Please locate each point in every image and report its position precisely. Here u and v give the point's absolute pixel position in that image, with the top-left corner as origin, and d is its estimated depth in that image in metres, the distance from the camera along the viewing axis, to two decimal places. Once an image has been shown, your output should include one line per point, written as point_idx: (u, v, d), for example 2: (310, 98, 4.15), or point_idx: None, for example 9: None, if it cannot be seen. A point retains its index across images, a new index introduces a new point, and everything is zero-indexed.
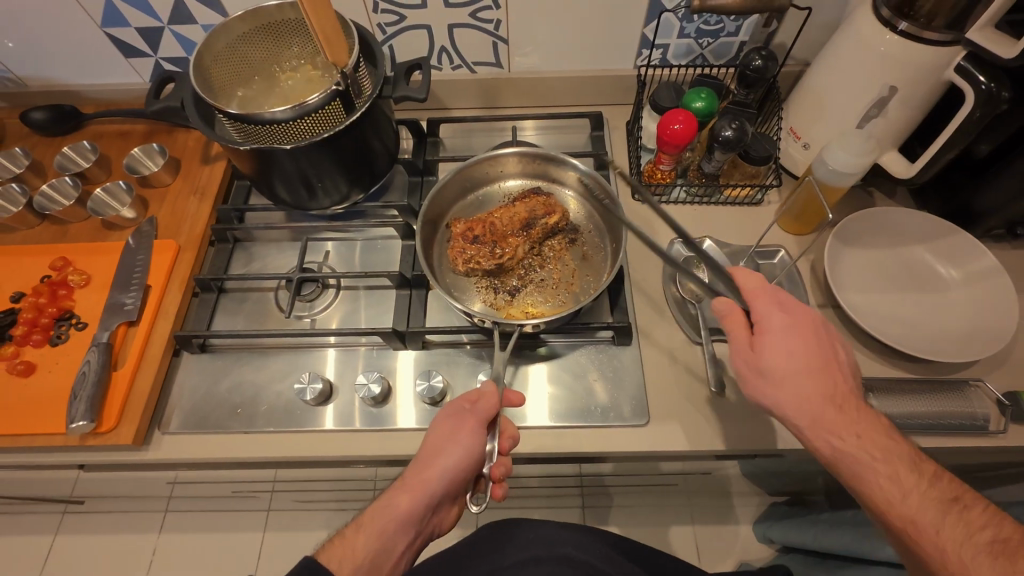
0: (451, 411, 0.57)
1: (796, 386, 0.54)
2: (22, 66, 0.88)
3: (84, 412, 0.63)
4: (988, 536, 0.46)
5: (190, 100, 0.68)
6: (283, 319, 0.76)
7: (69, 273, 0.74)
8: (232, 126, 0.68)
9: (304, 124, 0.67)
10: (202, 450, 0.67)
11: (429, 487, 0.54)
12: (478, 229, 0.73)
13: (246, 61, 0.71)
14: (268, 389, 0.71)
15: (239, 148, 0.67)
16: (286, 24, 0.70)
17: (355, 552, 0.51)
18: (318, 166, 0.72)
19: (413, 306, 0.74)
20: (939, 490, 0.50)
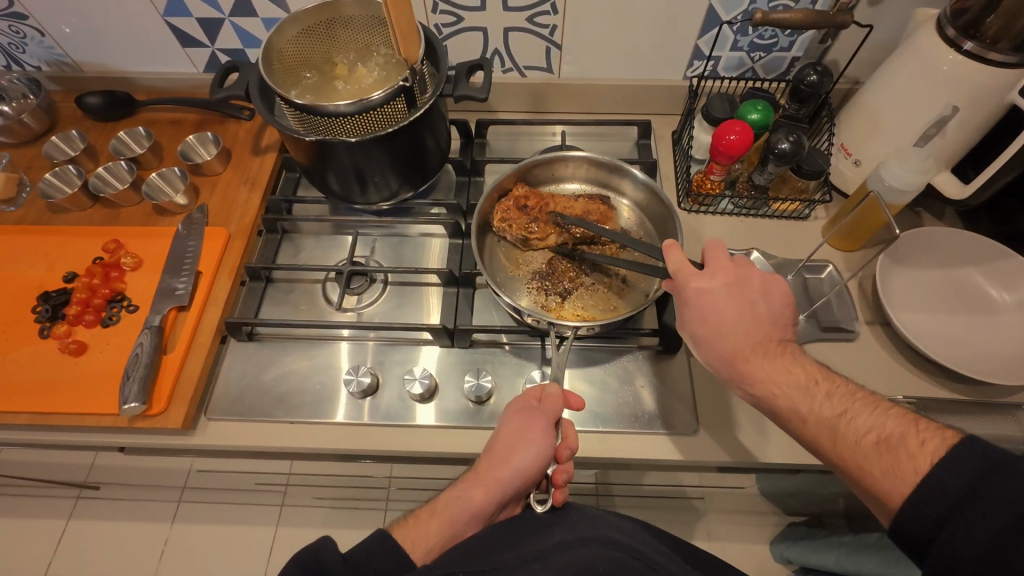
0: (524, 411, 0.60)
1: (710, 339, 0.57)
2: (80, 51, 0.90)
3: (135, 394, 0.63)
4: (872, 438, 0.47)
5: (254, 89, 0.69)
6: (329, 311, 0.76)
7: (123, 255, 0.75)
8: (295, 116, 0.68)
9: (366, 119, 0.68)
10: (246, 437, 0.67)
11: (501, 484, 0.56)
12: (533, 200, 0.75)
13: (316, 47, 0.74)
14: (313, 379, 0.71)
15: (301, 138, 0.68)
16: (366, 19, 0.72)
17: (427, 536, 0.54)
18: (373, 161, 0.73)
19: (461, 304, 0.74)
20: (834, 406, 0.50)
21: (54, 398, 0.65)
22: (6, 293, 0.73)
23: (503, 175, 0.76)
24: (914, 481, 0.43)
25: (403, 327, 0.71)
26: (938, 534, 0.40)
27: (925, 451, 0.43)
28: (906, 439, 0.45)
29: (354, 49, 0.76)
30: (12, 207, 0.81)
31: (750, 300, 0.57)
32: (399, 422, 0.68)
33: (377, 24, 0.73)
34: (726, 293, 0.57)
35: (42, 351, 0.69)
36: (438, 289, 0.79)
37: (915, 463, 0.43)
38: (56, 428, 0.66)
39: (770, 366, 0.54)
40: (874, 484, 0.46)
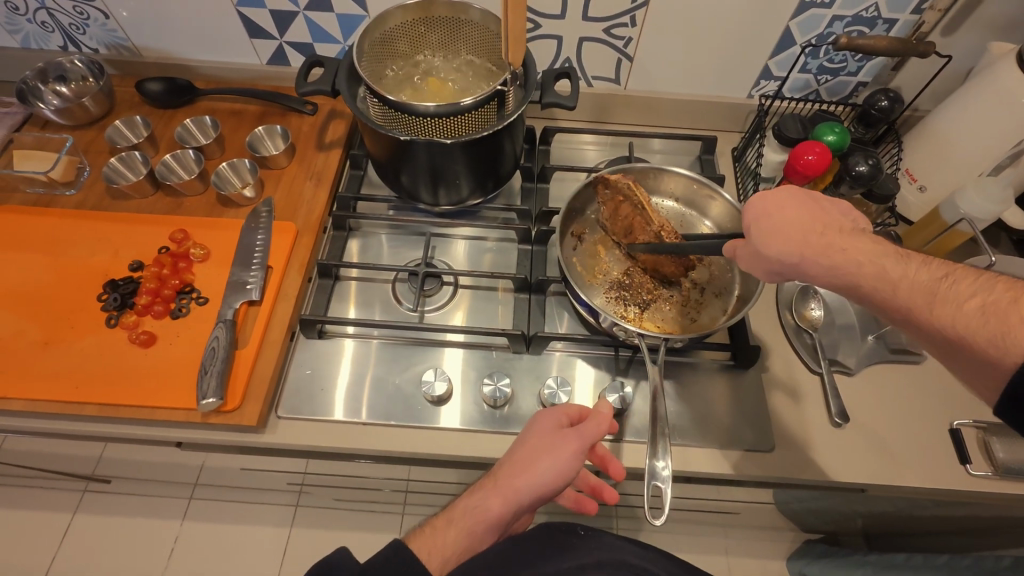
0: (553, 428, 0.57)
1: (780, 229, 0.53)
2: (143, 36, 0.88)
3: (213, 390, 0.62)
4: (977, 302, 0.44)
5: (343, 80, 0.69)
6: (402, 312, 0.75)
7: (191, 246, 0.73)
8: (383, 113, 0.69)
9: (455, 122, 0.68)
10: (318, 438, 0.66)
11: (521, 494, 0.53)
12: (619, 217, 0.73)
13: (403, 46, 0.73)
14: (387, 380, 0.69)
15: (389, 135, 0.68)
16: (454, 21, 0.71)
17: (443, 548, 0.52)
18: (452, 162, 0.73)
19: (534, 311, 0.73)
20: (912, 284, 0.47)
21: (125, 389, 0.63)
22: (69, 279, 0.71)
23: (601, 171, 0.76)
24: None
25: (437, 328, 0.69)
26: None
27: None
28: (1018, 302, 0.42)
29: (439, 52, 0.75)
30: (74, 191, 0.79)
31: (822, 207, 0.55)
32: (472, 427, 0.67)
33: (464, 25, 0.71)
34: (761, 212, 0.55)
35: (110, 340, 0.67)
36: (474, 291, 0.78)
37: None
38: (125, 421, 0.64)
39: (827, 260, 0.51)
40: (976, 358, 0.43)
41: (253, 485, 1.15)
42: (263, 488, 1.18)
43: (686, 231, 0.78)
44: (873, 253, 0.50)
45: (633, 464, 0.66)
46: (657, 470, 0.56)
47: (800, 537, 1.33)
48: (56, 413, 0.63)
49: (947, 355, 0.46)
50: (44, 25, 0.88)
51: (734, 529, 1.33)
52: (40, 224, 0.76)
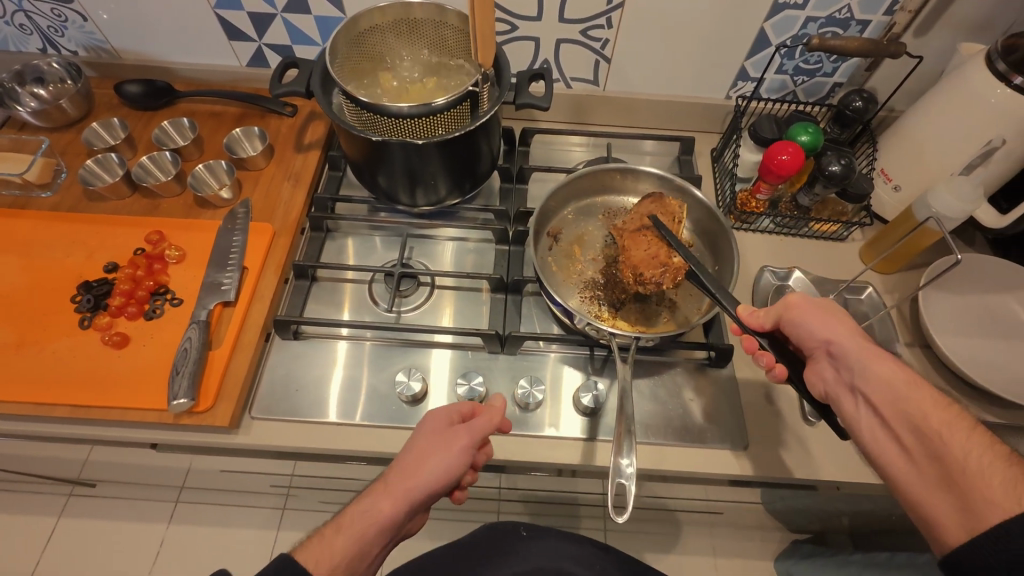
0: (445, 427, 0.56)
1: (831, 326, 0.58)
2: (122, 38, 0.89)
3: (184, 390, 0.61)
4: (994, 459, 0.45)
5: (317, 81, 0.69)
6: (377, 311, 0.75)
7: (166, 247, 0.73)
8: (355, 112, 0.69)
9: (428, 123, 0.68)
10: (289, 438, 0.65)
11: (414, 492, 0.52)
12: (636, 224, 0.70)
13: (379, 47, 0.74)
14: (359, 381, 0.69)
15: (361, 136, 0.68)
16: (432, 23, 0.71)
17: (332, 555, 0.49)
18: (427, 163, 0.73)
19: (510, 310, 0.74)
20: (948, 415, 0.50)
21: (96, 391, 0.63)
22: (44, 280, 0.71)
23: (593, 174, 0.78)
24: None
25: (410, 328, 0.69)
26: None
27: None
28: None
29: (416, 53, 0.76)
30: (51, 193, 0.79)
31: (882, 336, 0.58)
32: None
33: (442, 27, 0.72)
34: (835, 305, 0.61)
35: (83, 342, 0.66)
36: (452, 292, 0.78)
37: None
38: (97, 423, 0.64)
39: (881, 362, 0.55)
40: (970, 501, 0.45)
41: (238, 489, 1.15)
42: (249, 491, 1.18)
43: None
44: (916, 386, 0.53)
45: (607, 463, 0.66)
46: (621, 468, 0.56)
47: (787, 537, 1.33)
48: (27, 416, 0.63)
49: (944, 491, 0.47)
50: (22, 28, 0.88)
51: (721, 528, 1.33)
52: (14, 226, 0.75)
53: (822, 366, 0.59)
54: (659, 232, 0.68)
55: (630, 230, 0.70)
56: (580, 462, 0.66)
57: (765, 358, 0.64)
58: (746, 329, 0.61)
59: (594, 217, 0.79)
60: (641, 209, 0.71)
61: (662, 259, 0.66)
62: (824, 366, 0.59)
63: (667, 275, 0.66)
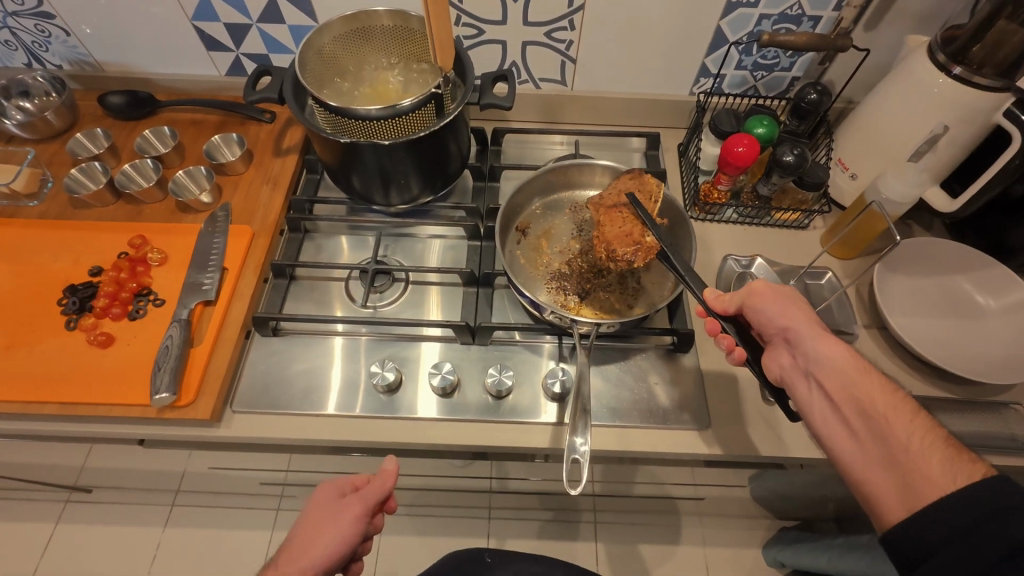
0: (334, 500, 0.59)
1: (785, 310, 0.59)
2: (104, 51, 0.92)
3: (166, 385, 0.64)
4: (931, 440, 0.47)
5: (288, 87, 0.72)
6: (354, 307, 0.78)
7: (149, 250, 0.76)
8: (325, 116, 0.72)
9: (394, 125, 0.71)
10: (268, 430, 0.68)
11: (311, 568, 0.53)
12: (611, 202, 0.71)
13: (350, 53, 0.77)
14: (336, 373, 0.72)
15: (331, 139, 0.71)
16: (399, 28, 0.74)
17: None
18: (397, 164, 0.76)
19: (481, 303, 0.76)
20: (892, 399, 0.51)
21: (82, 388, 0.66)
22: (31, 285, 0.74)
23: (558, 170, 0.81)
24: (962, 484, 0.44)
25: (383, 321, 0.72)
26: (923, 560, 0.42)
27: (976, 468, 0.45)
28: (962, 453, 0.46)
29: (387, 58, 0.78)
30: (37, 203, 0.83)
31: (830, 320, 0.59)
32: (420, 415, 0.70)
33: (409, 31, 0.75)
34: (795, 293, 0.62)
35: (70, 342, 0.69)
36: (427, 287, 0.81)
37: (965, 476, 0.44)
38: (84, 419, 0.66)
39: (831, 345, 0.55)
40: (910, 481, 0.46)
41: (230, 490, 1.17)
42: (241, 492, 1.20)
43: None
44: (863, 370, 0.54)
45: None
46: (575, 446, 0.59)
47: (773, 525, 1.36)
48: (17, 414, 0.66)
49: (885, 471, 0.48)
50: (8, 44, 0.91)
51: (708, 518, 1.35)
52: (3, 234, 0.78)
53: (781, 357, 0.59)
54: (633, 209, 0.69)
55: (606, 205, 0.71)
56: (550, 446, 0.69)
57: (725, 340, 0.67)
58: (711, 312, 0.61)
59: (561, 211, 0.82)
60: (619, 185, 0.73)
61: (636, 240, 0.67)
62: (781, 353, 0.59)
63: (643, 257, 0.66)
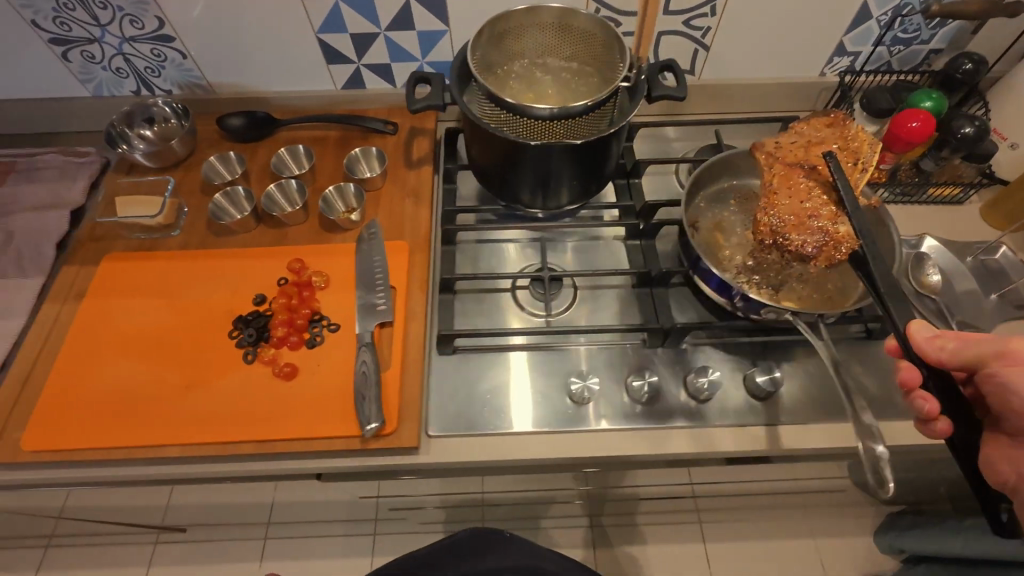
0: None
1: None
2: (219, 72, 0.88)
3: (374, 414, 0.61)
4: None
5: (455, 82, 0.69)
6: (529, 319, 0.75)
7: (313, 274, 0.72)
8: (492, 112, 0.70)
9: (566, 125, 0.70)
10: (473, 454, 0.65)
11: None
12: (794, 159, 0.69)
13: (518, 53, 0.74)
14: (530, 389, 0.69)
15: (499, 137, 0.69)
16: (569, 26, 0.71)
17: None
18: (558, 166, 0.73)
19: (659, 304, 0.73)
20: None
21: (278, 424, 0.63)
22: (195, 319, 0.70)
23: (723, 160, 0.77)
24: None
25: (574, 331, 0.69)
26: None
27: None
28: None
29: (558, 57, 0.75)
30: (175, 234, 0.79)
31: None
32: (624, 425, 0.67)
33: (579, 29, 0.71)
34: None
35: (253, 376, 0.66)
36: (594, 292, 0.77)
37: None
38: (280, 458, 0.63)
39: None
40: None
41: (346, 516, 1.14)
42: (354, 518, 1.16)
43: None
44: None
45: (794, 446, 0.66)
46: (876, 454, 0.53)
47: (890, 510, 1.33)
48: (214, 456, 0.62)
49: None
50: (119, 71, 0.88)
51: (810, 507, 1.34)
52: (151, 268, 0.75)
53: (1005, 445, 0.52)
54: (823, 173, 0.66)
55: (787, 161, 0.69)
56: (761, 448, 0.66)
57: (925, 402, 0.53)
58: (909, 352, 0.52)
59: (726, 204, 0.78)
60: (810, 135, 0.71)
61: (819, 209, 0.66)
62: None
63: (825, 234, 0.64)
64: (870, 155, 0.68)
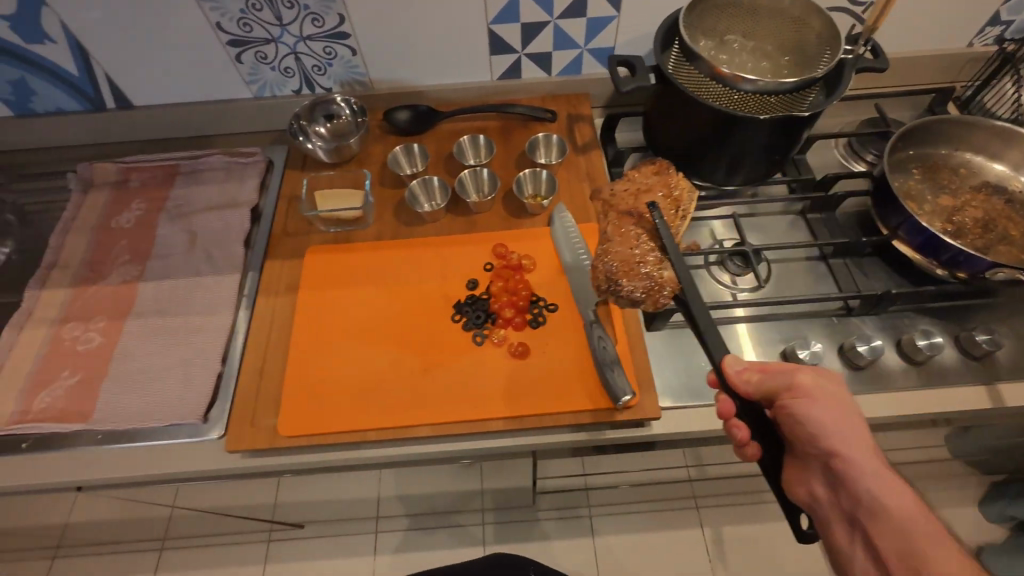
0: None
1: (839, 424, 0.54)
2: (383, 68, 0.90)
3: (624, 387, 0.62)
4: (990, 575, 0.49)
5: (657, 44, 0.73)
6: (729, 292, 0.75)
7: (521, 257, 0.74)
8: (691, 77, 0.72)
9: (762, 100, 0.70)
10: (705, 424, 0.65)
11: None
12: (625, 203, 0.67)
13: (725, 28, 0.74)
14: (748, 358, 0.70)
15: (695, 100, 0.71)
16: (784, 11, 0.72)
17: None
18: (742, 143, 0.74)
19: (855, 272, 0.77)
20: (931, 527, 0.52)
21: (523, 401, 0.64)
22: (414, 305, 0.72)
23: (910, 128, 0.78)
24: None
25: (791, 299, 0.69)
26: None
27: None
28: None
29: (762, 43, 0.73)
30: (369, 226, 0.81)
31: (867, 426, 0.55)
32: (846, 390, 0.68)
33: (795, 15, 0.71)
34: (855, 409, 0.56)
35: (485, 356, 0.68)
36: (785, 264, 0.79)
37: None
38: (525, 433, 0.65)
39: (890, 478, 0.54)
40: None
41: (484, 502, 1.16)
42: None
43: (994, 183, 0.77)
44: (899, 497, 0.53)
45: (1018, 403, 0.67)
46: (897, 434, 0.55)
47: None
48: (462, 434, 0.64)
49: None
50: (286, 71, 0.90)
51: None
52: (356, 259, 0.77)
53: (812, 476, 0.57)
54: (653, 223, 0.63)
55: (619, 208, 0.67)
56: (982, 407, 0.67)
57: (739, 429, 0.57)
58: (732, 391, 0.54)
59: (910, 172, 0.78)
60: (641, 182, 0.69)
61: (634, 258, 0.62)
62: (812, 468, 0.57)
63: (653, 286, 0.59)
64: (689, 205, 0.67)
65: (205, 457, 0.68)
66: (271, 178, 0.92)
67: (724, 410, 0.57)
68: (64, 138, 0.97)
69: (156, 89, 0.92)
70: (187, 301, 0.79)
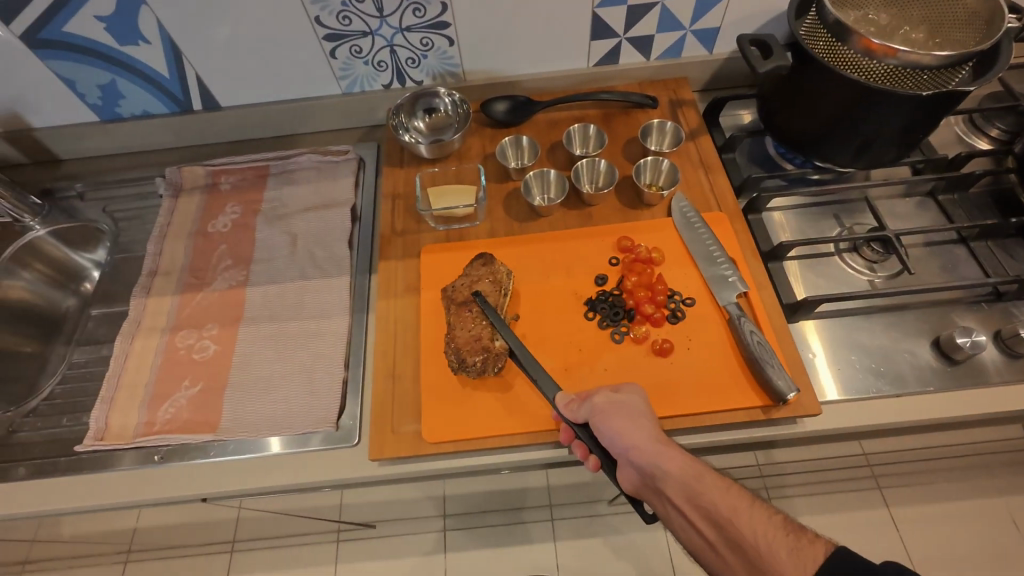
0: None
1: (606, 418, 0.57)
2: (479, 58, 0.87)
3: (785, 384, 0.60)
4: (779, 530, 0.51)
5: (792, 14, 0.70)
6: (868, 282, 0.72)
7: (649, 250, 0.72)
8: (829, 52, 0.67)
9: (913, 77, 0.64)
10: (861, 419, 0.64)
11: None
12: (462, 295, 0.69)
13: None
14: (897, 350, 0.67)
15: (837, 72, 0.65)
16: None
17: None
18: (883, 125, 0.68)
19: (999, 254, 0.73)
20: (726, 499, 0.53)
21: (675, 401, 0.62)
22: (544, 303, 0.70)
23: None
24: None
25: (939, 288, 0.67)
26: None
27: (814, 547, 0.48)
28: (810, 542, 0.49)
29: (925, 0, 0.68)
30: (480, 223, 0.79)
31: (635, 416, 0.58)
32: (1002, 380, 0.65)
33: None
34: (641, 403, 0.59)
35: (628, 355, 0.65)
36: (919, 249, 0.75)
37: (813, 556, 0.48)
38: (676, 434, 0.63)
39: (669, 458, 0.55)
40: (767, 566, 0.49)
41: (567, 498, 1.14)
42: None
43: None
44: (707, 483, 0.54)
45: None
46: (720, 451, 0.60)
47: None
48: None
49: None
50: (379, 65, 0.86)
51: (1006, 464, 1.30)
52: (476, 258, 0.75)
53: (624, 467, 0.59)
54: (480, 309, 0.67)
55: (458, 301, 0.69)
56: None
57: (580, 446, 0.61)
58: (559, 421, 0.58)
59: None
60: (471, 273, 0.71)
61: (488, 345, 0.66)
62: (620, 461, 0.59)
63: (488, 361, 0.65)
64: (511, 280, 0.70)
65: (344, 464, 0.66)
66: (364, 176, 0.90)
67: (566, 437, 0.61)
68: (147, 142, 0.96)
69: (244, 89, 0.89)
70: (299, 306, 0.77)
